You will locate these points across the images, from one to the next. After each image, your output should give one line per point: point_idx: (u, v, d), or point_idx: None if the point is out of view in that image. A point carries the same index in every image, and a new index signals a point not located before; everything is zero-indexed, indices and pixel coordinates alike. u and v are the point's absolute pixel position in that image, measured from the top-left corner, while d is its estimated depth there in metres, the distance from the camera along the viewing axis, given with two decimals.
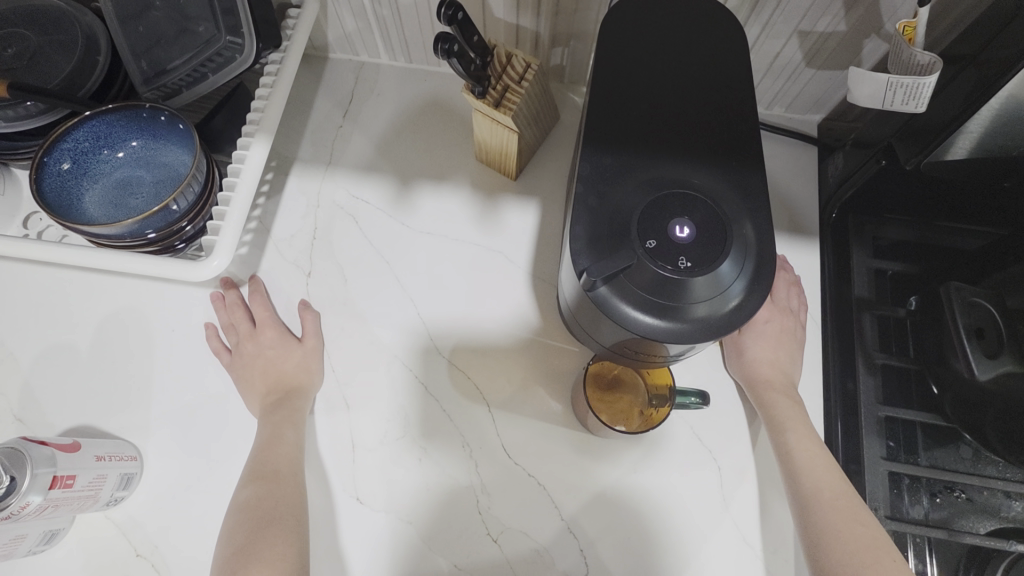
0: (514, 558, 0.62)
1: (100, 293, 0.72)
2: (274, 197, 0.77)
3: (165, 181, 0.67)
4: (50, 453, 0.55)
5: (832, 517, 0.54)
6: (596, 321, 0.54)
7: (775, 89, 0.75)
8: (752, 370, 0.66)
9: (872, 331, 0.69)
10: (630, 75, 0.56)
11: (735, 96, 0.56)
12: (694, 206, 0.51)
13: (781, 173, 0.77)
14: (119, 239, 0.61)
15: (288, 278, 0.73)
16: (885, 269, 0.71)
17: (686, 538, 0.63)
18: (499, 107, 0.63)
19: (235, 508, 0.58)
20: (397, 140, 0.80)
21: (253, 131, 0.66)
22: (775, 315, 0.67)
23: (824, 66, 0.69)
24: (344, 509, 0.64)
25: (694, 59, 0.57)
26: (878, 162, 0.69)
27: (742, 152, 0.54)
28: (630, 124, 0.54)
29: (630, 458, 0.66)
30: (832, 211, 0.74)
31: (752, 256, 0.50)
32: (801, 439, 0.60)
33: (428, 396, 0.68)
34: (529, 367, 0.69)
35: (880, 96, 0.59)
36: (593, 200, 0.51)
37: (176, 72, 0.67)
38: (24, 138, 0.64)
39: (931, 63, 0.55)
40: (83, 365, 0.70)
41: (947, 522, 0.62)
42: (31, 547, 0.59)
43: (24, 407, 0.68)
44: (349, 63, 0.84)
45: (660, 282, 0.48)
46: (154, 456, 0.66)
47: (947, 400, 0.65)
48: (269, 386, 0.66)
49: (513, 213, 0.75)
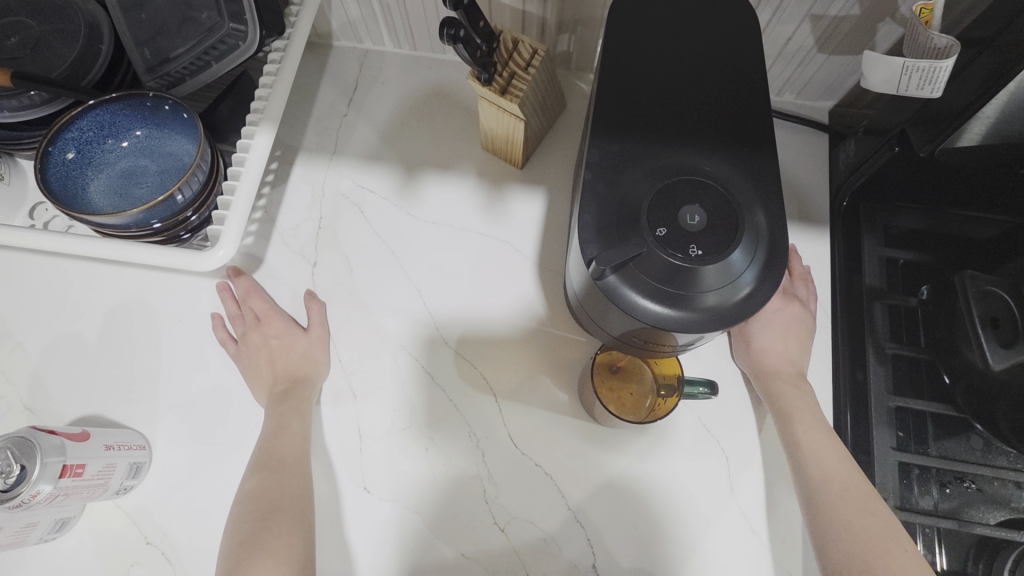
0: (522, 547, 0.63)
1: (106, 283, 0.72)
2: (279, 186, 0.76)
3: (170, 170, 0.67)
4: (59, 442, 0.56)
5: (842, 507, 0.54)
6: (604, 310, 0.54)
7: (785, 75, 0.74)
8: (760, 360, 0.65)
9: (883, 321, 0.68)
10: (640, 61, 0.55)
11: (746, 81, 0.55)
12: (705, 193, 0.50)
13: (792, 161, 0.76)
14: (125, 228, 0.61)
15: (293, 267, 0.73)
16: (896, 258, 0.70)
17: (694, 527, 0.63)
18: (506, 94, 0.62)
19: (242, 498, 0.58)
20: (402, 128, 0.79)
21: (257, 120, 0.66)
22: (785, 304, 0.67)
23: (836, 51, 0.68)
24: (351, 498, 0.64)
25: (705, 44, 0.56)
26: (890, 149, 0.67)
27: (753, 138, 0.53)
28: (639, 110, 0.53)
29: (637, 447, 0.65)
30: (843, 200, 0.73)
31: (763, 244, 0.49)
32: (810, 430, 0.59)
33: (434, 385, 0.68)
34: (536, 357, 0.69)
35: (895, 81, 0.58)
36: (602, 188, 0.51)
37: (179, 61, 0.66)
38: (28, 129, 0.64)
39: (949, 46, 0.54)
40: (91, 355, 0.70)
41: (957, 512, 0.62)
42: (42, 534, 0.60)
43: (33, 397, 0.68)
44: (353, 51, 0.83)
45: (670, 270, 0.48)
46: (163, 446, 0.67)
47: (959, 390, 0.65)
48: (277, 375, 0.66)
49: (519, 202, 0.75)
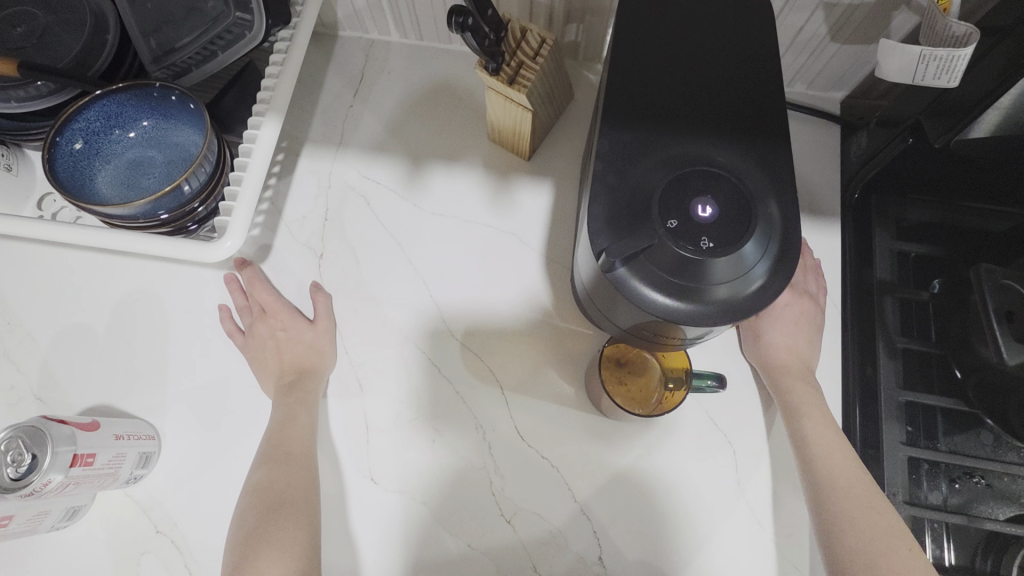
0: (528, 540, 0.63)
1: (114, 274, 0.73)
2: (285, 178, 0.76)
3: (176, 161, 0.67)
4: (70, 432, 0.56)
5: (847, 504, 0.54)
6: (613, 303, 0.53)
7: (798, 65, 0.73)
8: (768, 355, 0.65)
9: (894, 314, 0.67)
10: (650, 50, 0.54)
11: (759, 71, 0.54)
12: (717, 184, 0.49)
13: (802, 153, 0.75)
14: (133, 220, 0.61)
15: (300, 259, 0.73)
16: (907, 252, 0.69)
17: (701, 521, 0.63)
18: (513, 84, 0.61)
19: (248, 490, 0.59)
20: (408, 119, 0.78)
21: (263, 110, 0.66)
22: (795, 298, 0.66)
23: (849, 40, 0.67)
24: (358, 490, 0.64)
25: (718, 33, 0.55)
26: (903, 140, 0.66)
27: (766, 129, 0.52)
28: (650, 100, 0.53)
29: (644, 441, 0.65)
30: (854, 192, 0.72)
31: (776, 237, 0.49)
32: (818, 425, 0.59)
33: (441, 377, 0.68)
34: (542, 349, 0.69)
35: (911, 70, 0.58)
36: (612, 178, 0.50)
37: (185, 51, 0.66)
38: (35, 120, 0.65)
39: (968, 34, 0.53)
40: (99, 345, 0.70)
41: (965, 507, 0.61)
42: (53, 523, 0.61)
43: (43, 386, 0.69)
44: (359, 40, 0.82)
45: (680, 262, 0.47)
46: (171, 436, 0.67)
47: (970, 384, 0.63)
48: (283, 367, 0.66)
49: (526, 194, 0.74)
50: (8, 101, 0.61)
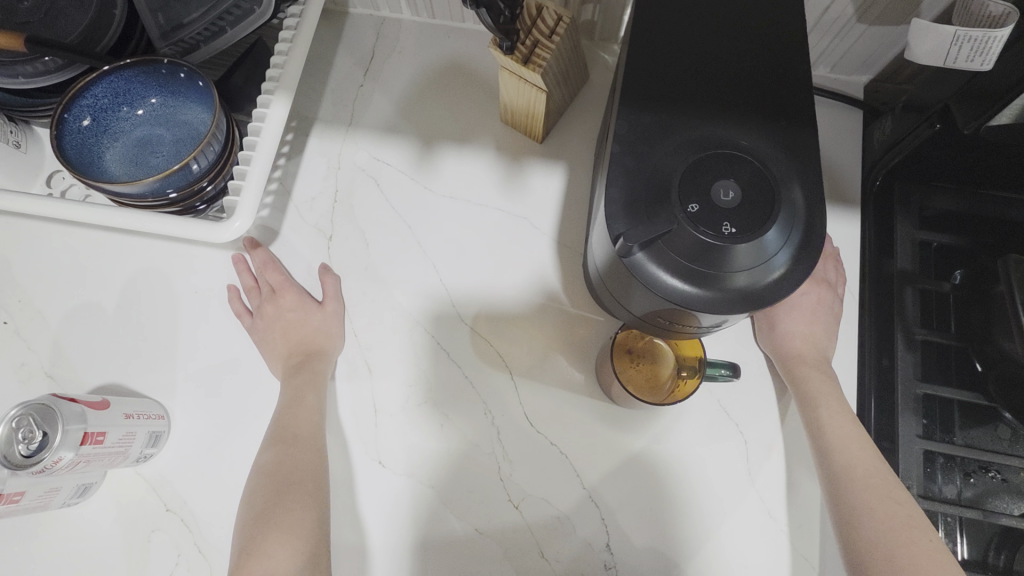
0: (537, 526, 0.62)
1: (123, 253, 0.72)
2: (294, 158, 0.75)
3: (186, 139, 0.66)
4: (80, 410, 0.56)
5: (865, 495, 0.53)
6: (627, 288, 0.52)
7: (821, 47, 0.70)
8: (784, 345, 0.64)
9: (914, 305, 0.66)
10: (670, 29, 0.52)
11: (785, 54, 0.52)
12: (739, 168, 0.48)
13: (824, 138, 0.72)
14: (142, 198, 0.61)
15: (310, 240, 0.72)
16: (930, 241, 0.67)
17: (710, 511, 0.62)
18: (528, 64, 0.59)
19: (257, 471, 0.59)
20: (420, 99, 0.77)
21: (272, 88, 0.64)
22: (811, 287, 0.65)
23: (876, 23, 0.64)
24: (367, 472, 0.64)
25: (741, 14, 0.53)
26: (931, 126, 0.64)
27: (790, 111, 0.50)
28: (670, 80, 0.51)
29: (655, 428, 0.65)
30: (876, 179, 0.70)
31: (800, 224, 0.47)
32: (834, 416, 0.58)
33: (450, 361, 0.68)
34: (553, 334, 0.68)
35: (942, 51, 0.57)
36: (630, 161, 0.49)
37: (193, 27, 0.64)
38: (43, 96, 0.64)
39: (1005, 14, 0.54)
40: (108, 324, 0.70)
41: (980, 501, 0.60)
42: (65, 499, 0.61)
43: (54, 363, 0.69)
44: (370, 18, 0.80)
45: (700, 248, 0.46)
46: (181, 416, 0.67)
47: (990, 378, 0.62)
48: (291, 348, 0.66)
49: (538, 177, 0.73)
50: (15, 76, 0.60)
